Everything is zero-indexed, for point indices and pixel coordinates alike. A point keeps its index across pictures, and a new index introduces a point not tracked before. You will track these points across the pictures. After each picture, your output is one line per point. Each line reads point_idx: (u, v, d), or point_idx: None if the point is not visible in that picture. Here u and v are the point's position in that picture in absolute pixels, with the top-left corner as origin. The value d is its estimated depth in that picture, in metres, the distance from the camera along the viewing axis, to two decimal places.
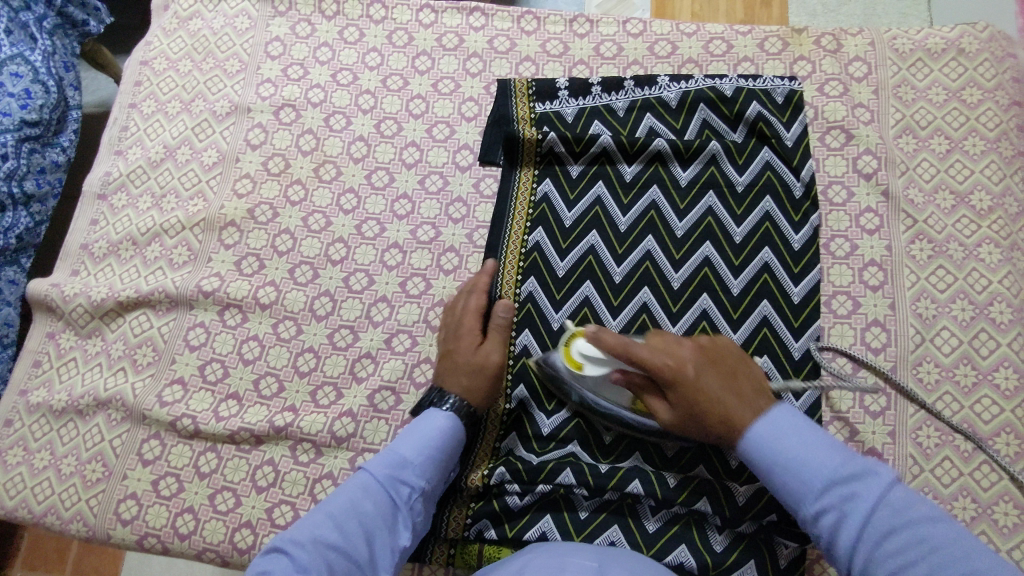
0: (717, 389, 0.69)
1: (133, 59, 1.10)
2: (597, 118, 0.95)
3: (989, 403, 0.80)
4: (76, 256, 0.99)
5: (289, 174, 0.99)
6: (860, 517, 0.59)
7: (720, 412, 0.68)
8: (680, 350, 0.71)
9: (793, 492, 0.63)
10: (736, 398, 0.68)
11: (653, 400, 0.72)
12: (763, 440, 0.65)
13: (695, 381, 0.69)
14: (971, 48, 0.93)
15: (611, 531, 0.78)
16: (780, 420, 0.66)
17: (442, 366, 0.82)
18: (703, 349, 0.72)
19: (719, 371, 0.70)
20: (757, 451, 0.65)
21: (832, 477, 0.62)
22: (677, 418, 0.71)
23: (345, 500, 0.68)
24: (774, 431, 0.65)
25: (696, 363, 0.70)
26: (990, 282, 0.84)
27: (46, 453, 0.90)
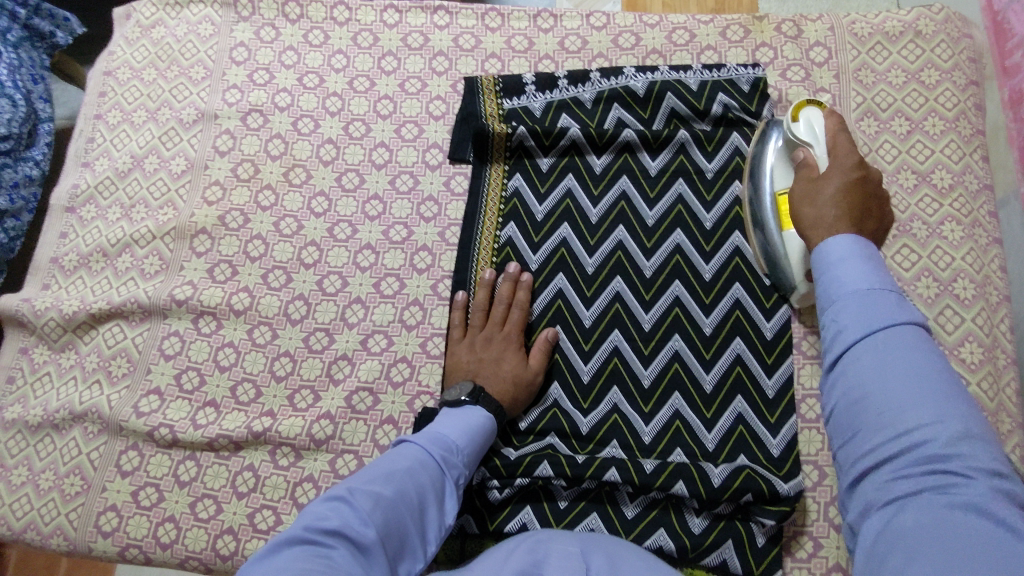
0: (834, 206, 0.63)
1: (97, 69, 1.09)
2: (565, 111, 0.96)
3: (955, 377, 0.81)
4: (46, 270, 0.99)
5: (259, 179, 0.99)
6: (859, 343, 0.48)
7: (802, 216, 0.66)
8: (844, 155, 0.69)
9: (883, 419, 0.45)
10: (843, 216, 0.62)
11: (808, 165, 0.71)
12: (826, 255, 0.53)
13: (822, 198, 0.65)
14: (929, 30, 0.95)
15: (590, 519, 0.79)
16: (853, 241, 0.53)
17: (480, 368, 0.84)
18: (862, 180, 0.66)
19: (852, 207, 0.63)
20: (828, 248, 0.54)
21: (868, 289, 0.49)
22: (807, 183, 0.68)
23: (404, 465, 0.67)
24: (845, 258, 0.52)
25: (847, 182, 0.65)
26: (953, 259, 0.86)
27: (23, 469, 0.90)
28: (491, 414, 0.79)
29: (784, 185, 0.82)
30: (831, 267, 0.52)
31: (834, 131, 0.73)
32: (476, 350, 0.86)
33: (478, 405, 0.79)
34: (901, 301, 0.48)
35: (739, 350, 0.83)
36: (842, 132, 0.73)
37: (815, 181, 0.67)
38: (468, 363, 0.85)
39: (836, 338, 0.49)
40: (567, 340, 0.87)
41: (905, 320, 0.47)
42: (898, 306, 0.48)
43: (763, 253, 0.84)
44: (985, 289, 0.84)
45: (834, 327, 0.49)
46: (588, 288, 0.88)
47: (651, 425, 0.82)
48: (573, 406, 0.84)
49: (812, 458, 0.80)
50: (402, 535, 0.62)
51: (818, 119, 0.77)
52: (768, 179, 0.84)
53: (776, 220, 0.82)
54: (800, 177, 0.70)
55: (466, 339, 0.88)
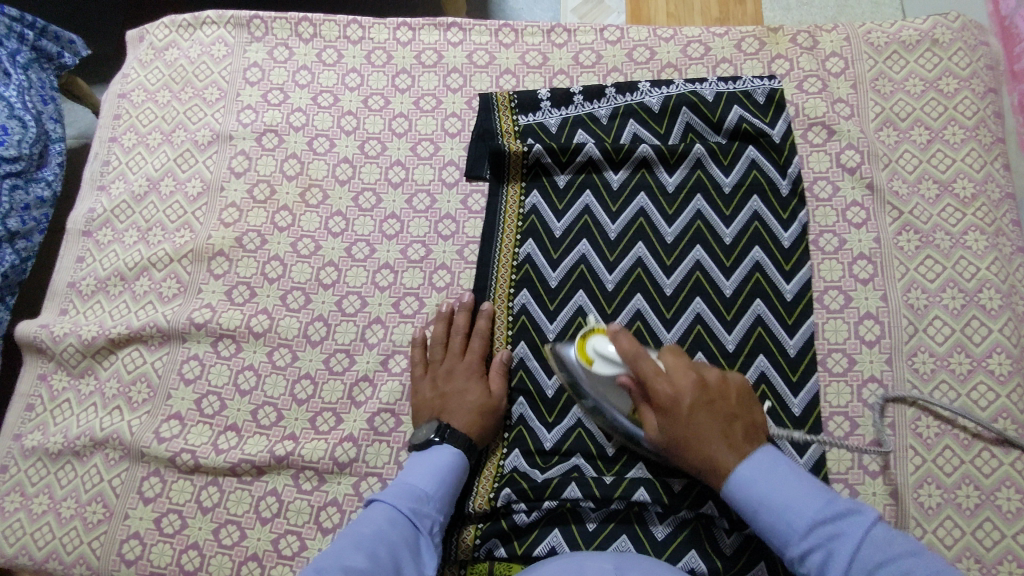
0: (716, 441, 0.69)
1: (111, 92, 1.09)
2: (580, 128, 0.96)
3: (985, 389, 0.81)
4: (63, 295, 0.98)
5: (275, 201, 0.99)
6: (847, 551, 0.61)
7: (707, 451, 0.69)
8: (649, 419, 0.73)
9: (778, 533, 0.66)
10: (726, 445, 0.69)
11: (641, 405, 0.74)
12: (756, 493, 0.67)
13: (684, 417, 0.70)
14: (945, 38, 0.94)
15: (620, 542, 0.77)
16: (771, 460, 0.68)
17: (442, 404, 0.83)
18: (703, 384, 0.71)
19: (722, 430, 0.70)
20: (739, 489, 0.68)
21: (813, 521, 0.64)
22: (662, 438, 0.72)
23: (373, 531, 0.69)
24: (766, 472, 0.67)
25: (693, 390, 0.70)
26: (978, 269, 0.85)
27: (44, 497, 0.89)
28: (460, 449, 0.79)
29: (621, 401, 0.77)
30: (768, 502, 0.66)
31: (633, 356, 0.72)
32: (436, 386, 0.85)
33: (445, 443, 0.79)
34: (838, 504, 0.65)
35: (763, 366, 0.83)
36: (640, 356, 0.72)
37: (667, 440, 0.72)
38: (431, 398, 0.84)
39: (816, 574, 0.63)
40: None
41: (855, 515, 0.64)
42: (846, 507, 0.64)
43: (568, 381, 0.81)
44: (1011, 299, 0.84)
45: (784, 519, 0.65)
46: (609, 305, 0.88)
47: None
48: (598, 426, 0.83)
49: (842, 476, 0.80)
50: None
51: (606, 349, 0.75)
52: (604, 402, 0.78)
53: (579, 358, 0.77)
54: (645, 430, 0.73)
55: (428, 375, 0.87)
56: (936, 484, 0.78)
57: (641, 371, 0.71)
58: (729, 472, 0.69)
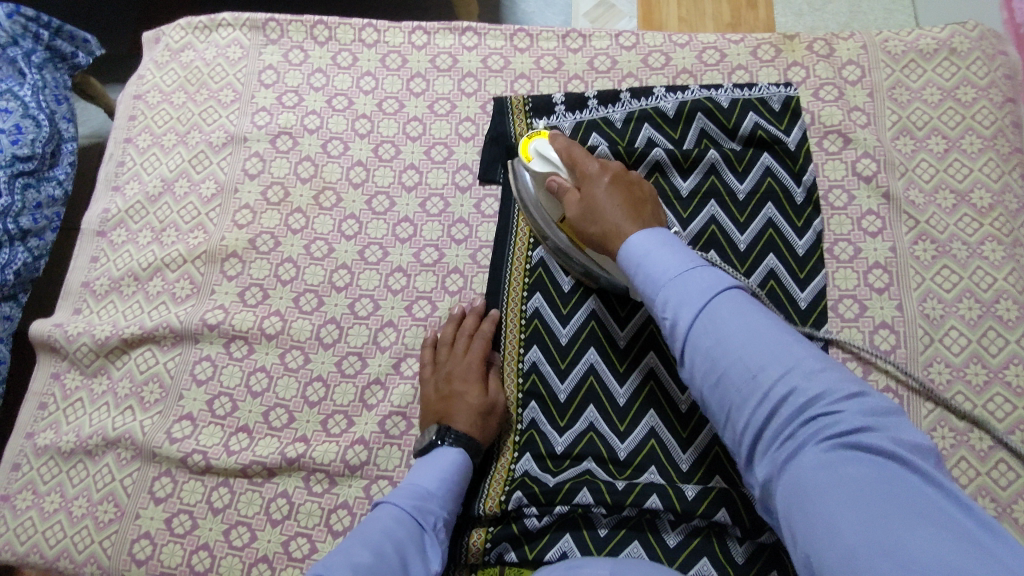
0: (612, 198, 0.75)
1: (127, 93, 1.09)
2: (594, 131, 0.95)
3: (1002, 401, 0.80)
4: (77, 294, 0.99)
5: (289, 203, 0.99)
6: (695, 306, 0.60)
7: (610, 223, 0.74)
8: (573, 205, 0.79)
9: (648, 285, 0.64)
10: (629, 217, 0.73)
11: (566, 190, 0.80)
12: (636, 255, 0.67)
13: (598, 192, 0.77)
14: (963, 47, 0.94)
15: (631, 548, 0.77)
16: (656, 234, 0.68)
17: (445, 406, 0.82)
18: (620, 176, 0.78)
19: (626, 203, 0.75)
20: (629, 250, 0.68)
21: (680, 272, 0.62)
22: (580, 213, 0.77)
23: (378, 529, 0.69)
24: (648, 249, 0.66)
25: (613, 176, 0.78)
26: (995, 279, 0.84)
27: (56, 495, 0.89)
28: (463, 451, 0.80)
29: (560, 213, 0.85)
30: (649, 272, 0.64)
31: (567, 148, 0.82)
32: (439, 386, 0.85)
33: (448, 445, 0.80)
34: (708, 269, 0.62)
35: None
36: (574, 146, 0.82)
37: (584, 200, 0.77)
38: (435, 400, 0.84)
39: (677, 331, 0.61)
40: (602, 362, 0.85)
41: (720, 287, 0.60)
42: (710, 280, 0.61)
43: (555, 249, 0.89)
44: None
45: (673, 304, 0.61)
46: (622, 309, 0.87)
47: (689, 452, 0.81)
48: (610, 430, 0.83)
49: None
50: None
51: (548, 150, 0.82)
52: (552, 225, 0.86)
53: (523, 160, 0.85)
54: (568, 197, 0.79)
55: (432, 376, 0.86)
56: None
57: (573, 160, 0.80)
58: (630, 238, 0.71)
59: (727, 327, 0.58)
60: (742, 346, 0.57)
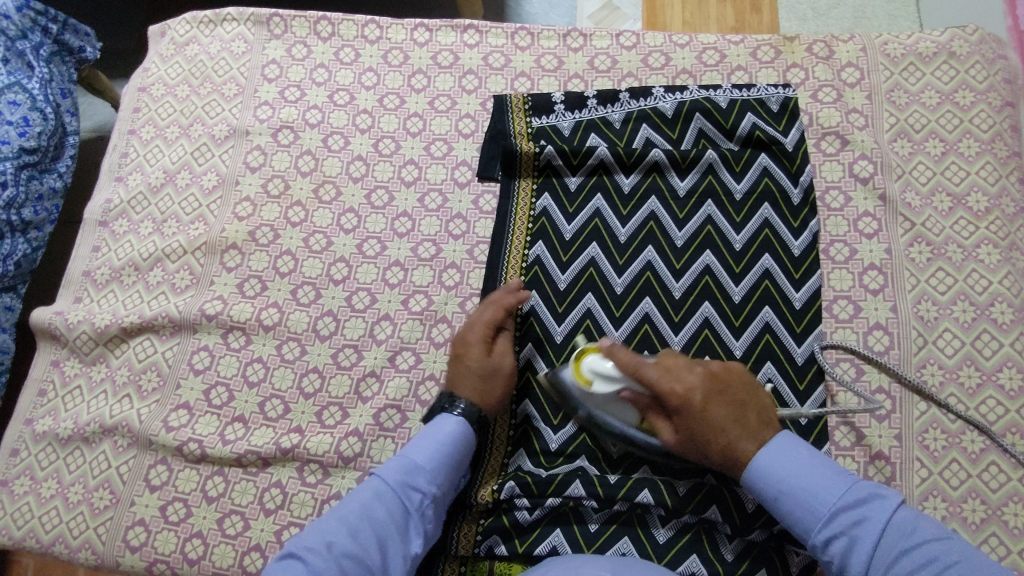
0: (715, 408, 0.71)
1: (132, 85, 1.10)
2: (593, 131, 0.96)
3: (994, 404, 0.80)
4: (78, 283, 1.00)
5: (289, 196, 1.00)
6: (872, 539, 0.63)
7: (722, 440, 0.70)
8: (664, 425, 0.73)
9: (797, 520, 0.67)
10: (740, 428, 0.71)
11: (658, 419, 0.74)
12: (775, 471, 0.68)
13: (699, 408, 0.70)
14: (963, 51, 0.94)
15: (622, 543, 0.77)
16: (787, 449, 0.69)
17: (456, 372, 0.82)
18: (710, 374, 0.72)
19: (729, 403, 0.71)
20: (768, 480, 0.69)
21: (838, 506, 0.65)
22: (679, 440, 0.72)
23: (357, 506, 0.70)
24: (797, 466, 0.68)
25: (705, 391, 0.71)
26: (990, 283, 0.85)
27: (53, 481, 0.90)
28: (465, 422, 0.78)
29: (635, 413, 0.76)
30: (788, 476, 0.68)
31: (636, 364, 0.72)
32: (457, 349, 0.84)
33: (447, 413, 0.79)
34: (848, 482, 0.67)
35: (770, 375, 0.83)
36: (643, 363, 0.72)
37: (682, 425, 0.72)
38: (449, 361, 0.83)
39: (832, 543, 0.65)
40: None
41: (887, 502, 0.65)
42: (852, 485, 0.66)
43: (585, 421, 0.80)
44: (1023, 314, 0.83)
45: (836, 531, 0.65)
46: (617, 308, 0.88)
47: None
48: None
49: None
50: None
51: (599, 367, 0.73)
52: (609, 418, 0.76)
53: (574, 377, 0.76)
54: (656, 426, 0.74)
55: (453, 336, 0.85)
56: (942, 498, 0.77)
57: (643, 376, 0.71)
58: (751, 457, 0.70)
59: (877, 529, 0.64)
60: (897, 538, 0.63)
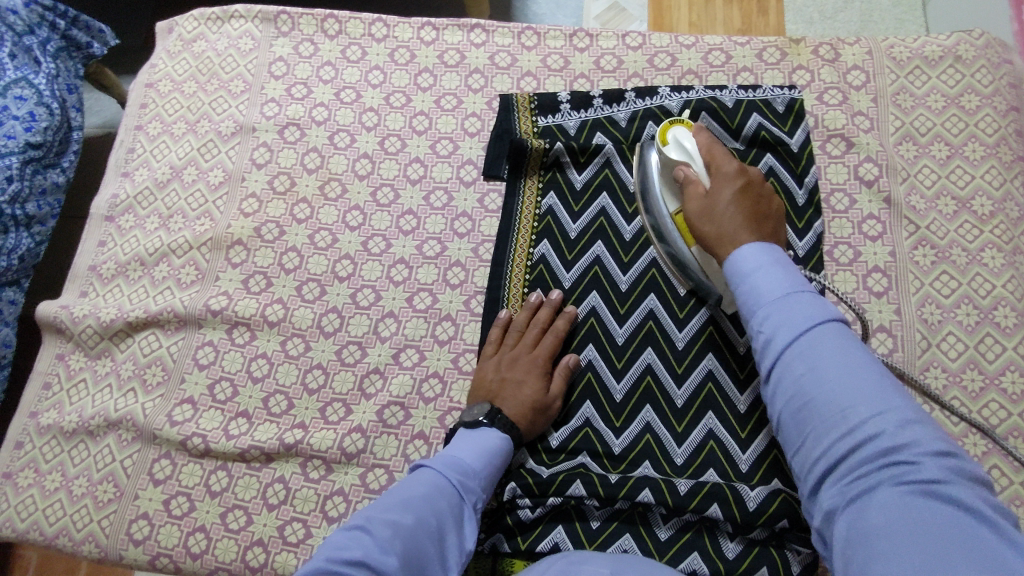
0: (733, 207, 0.74)
1: (139, 81, 1.11)
2: (599, 130, 0.96)
3: (997, 407, 0.80)
4: (84, 278, 1.00)
5: (295, 193, 1.00)
6: (793, 373, 0.59)
7: (717, 218, 0.74)
8: (725, 184, 0.76)
9: (748, 309, 0.65)
10: (743, 220, 0.73)
11: (693, 183, 0.78)
12: (744, 265, 0.67)
13: (720, 198, 0.75)
14: (968, 55, 0.94)
15: (623, 540, 0.78)
16: (765, 251, 0.68)
17: (497, 390, 0.84)
18: (750, 184, 0.76)
19: (749, 209, 0.74)
20: (738, 259, 0.68)
21: (786, 294, 0.63)
22: (703, 210, 0.76)
23: (420, 493, 0.69)
24: (758, 260, 0.67)
25: (740, 171, 0.77)
26: (994, 286, 0.85)
27: (57, 474, 0.91)
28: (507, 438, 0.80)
29: (675, 206, 0.83)
30: (753, 277, 0.66)
31: (708, 146, 0.80)
32: (498, 368, 0.86)
33: (494, 427, 0.80)
34: (821, 306, 0.61)
35: None
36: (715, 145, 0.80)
37: (708, 196, 0.76)
38: (491, 378, 0.85)
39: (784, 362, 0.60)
40: (600, 357, 0.87)
41: (823, 320, 0.60)
42: (825, 309, 0.61)
43: (654, 226, 0.85)
44: None
45: (770, 328, 0.62)
46: (622, 305, 0.88)
47: (683, 446, 0.81)
48: (606, 425, 0.83)
49: None
50: (424, 560, 0.65)
51: (686, 138, 0.81)
52: (665, 202, 0.83)
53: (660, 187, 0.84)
54: (688, 197, 0.78)
55: (496, 355, 0.87)
56: None
57: (711, 158, 0.79)
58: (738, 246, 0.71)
59: (821, 355, 0.58)
60: (837, 376, 0.57)
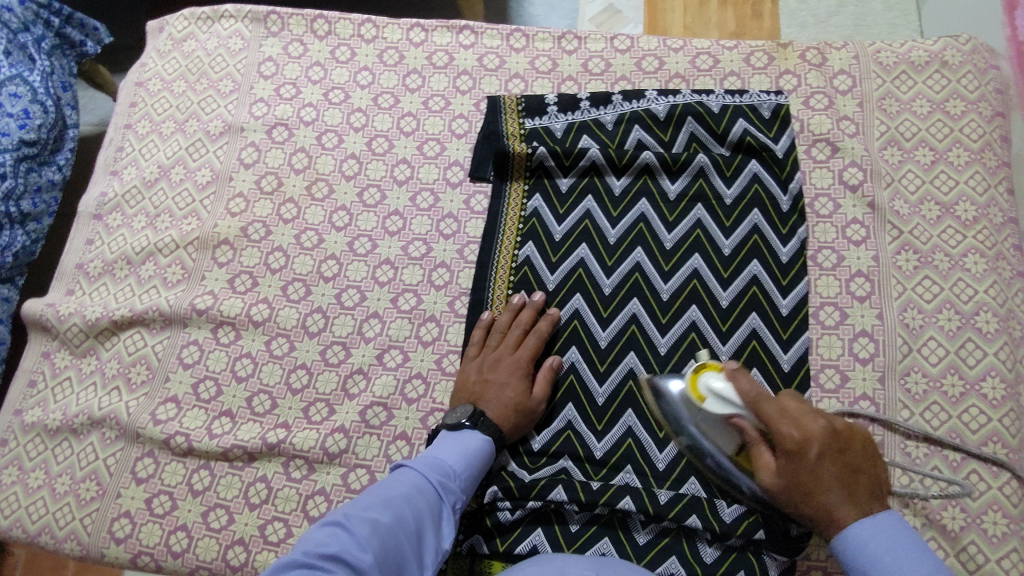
0: (822, 463, 0.66)
1: (129, 80, 1.11)
2: (585, 133, 0.97)
3: (977, 413, 0.80)
4: (71, 276, 1.00)
5: (282, 192, 1.00)
6: None
7: (821, 498, 0.66)
8: (810, 422, 0.67)
9: (859, 555, 0.63)
10: (846, 495, 0.66)
11: (756, 444, 0.70)
12: (856, 538, 0.63)
13: (809, 460, 0.66)
14: (955, 60, 0.94)
15: (602, 544, 0.78)
16: (887, 522, 0.64)
17: (479, 392, 0.84)
18: (833, 430, 0.68)
19: (846, 475, 0.66)
20: (848, 541, 0.64)
21: (912, 572, 0.60)
22: (779, 479, 0.68)
23: (400, 492, 0.69)
24: (875, 532, 0.63)
25: (823, 443, 0.66)
26: (976, 292, 0.85)
27: (41, 472, 0.91)
28: (490, 439, 0.80)
29: (731, 450, 0.73)
30: (869, 546, 0.63)
31: (754, 399, 0.69)
32: (480, 371, 0.86)
33: (477, 430, 0.80)
34: (926, 558, 0.61)
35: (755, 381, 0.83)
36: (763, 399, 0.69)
37: (794, 453, 0.67)
38: (473, 380, 0.85)
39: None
40: (582, 361, 0.87)
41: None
42: (936, 569, 0.60)
43: (667, 418, 0.78)
44: (1008, 324, 0.83)
45: None
46: (605, 309, 0.88)
47: (664, 451, 0.81)
48: (587, 428, 0.84)
49: None
50: (400, 559, 0.65)
51: (719, 386, 0.72)
52: (708, 442, 0.75)
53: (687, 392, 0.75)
54: (759, 467, 0.70)
55: (478, 357, 0.87)
56: (922, 504, 0.77)
57: (757, 402, 0.68)
58: (843, 523, 0.65)
59: None
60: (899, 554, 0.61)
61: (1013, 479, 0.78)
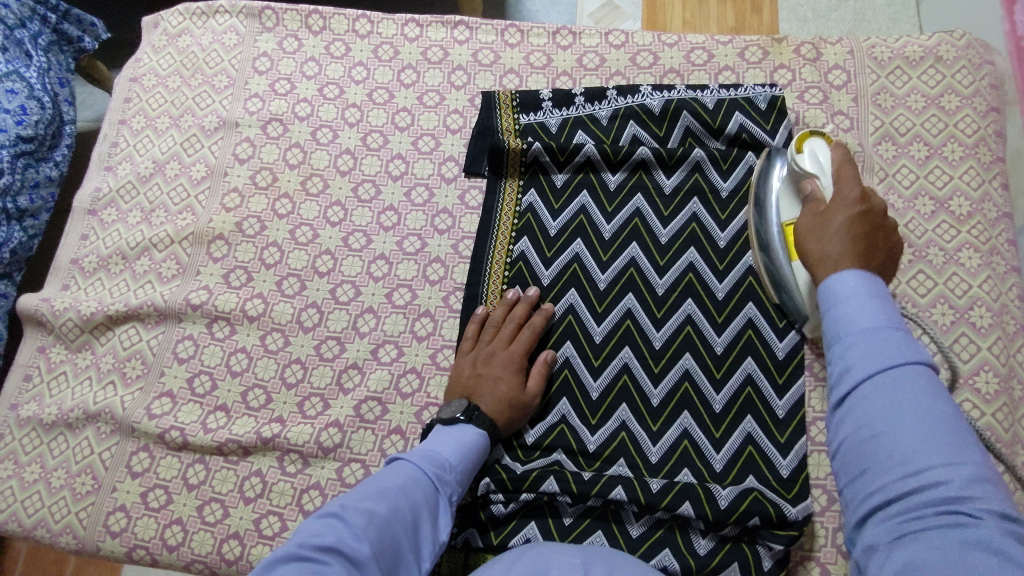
0: (844, 232, 0.64)
1: (124, 75, 1.11)
2: (580, 128, 0.97)
3: (970, 407, 0.80)
4: (66, 271, 1.00)
5: (277, 188, 1.01)
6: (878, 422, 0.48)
7: (828, 251, 0.63)
8: (848, 185, 0.68)
9: (834, 327, 0.53)
10: (853, 247, 0.62)
11: (814, 202, 0.71)
12: (837, 289, 0.55)
13: (834, 228, 0.64)
14: (949, 56, 0.94)
15: (595, 536, 0.78)
16: (859, 278, 0.55)
17: (473, 386, 0.84)
18: (868, 213, 0.65)
19: (863, 235, 0.63)
20: (832, 286, 0.56)
21: (878, 326, 0.51)
22: (808, 224, 0.68)
23: (397, 484, 0.69)
24: (852, 289, 0.54)
25: (864, 210, 0.65)
26: (970, 286, 0.85)
27: (36, 466, 0.91)
28: (484, 433, 0.80)
29: (789, 217, 0.81)
30: (843, 301, 0.54)
31: (840, 163, 0.72)
32: (474, 365, 0.86)
33: (471, 424, 0.80)
34: (907, 337, 0.50)
35: (749, 370, 0.83)
36: (848, 165, 0.72)
37: (822, 216, 0.67)
38: (467, 375, 0.85)
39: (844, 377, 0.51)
40: (577, 355, 0.87)
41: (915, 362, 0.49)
42: (911, 346, 0.49)
43: (769, 274, 0.83)
44: (1001, 318, 0.83)
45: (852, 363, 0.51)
46: (600, 304, 0.88)
47: (658, 444, 0.81)
48: (581, 422, 0.84)
49: (821, 482, 0.80)
50: (397, 550, 0.65)
51: (822, 152, 0.77)
52: (776, 210, 0.83)
53: (782, 248, 0.81)
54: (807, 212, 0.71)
55: (472, 352, 0.87)
56: None
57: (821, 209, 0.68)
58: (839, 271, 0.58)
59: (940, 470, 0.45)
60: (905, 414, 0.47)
61: (1006, 473, 0.78)
